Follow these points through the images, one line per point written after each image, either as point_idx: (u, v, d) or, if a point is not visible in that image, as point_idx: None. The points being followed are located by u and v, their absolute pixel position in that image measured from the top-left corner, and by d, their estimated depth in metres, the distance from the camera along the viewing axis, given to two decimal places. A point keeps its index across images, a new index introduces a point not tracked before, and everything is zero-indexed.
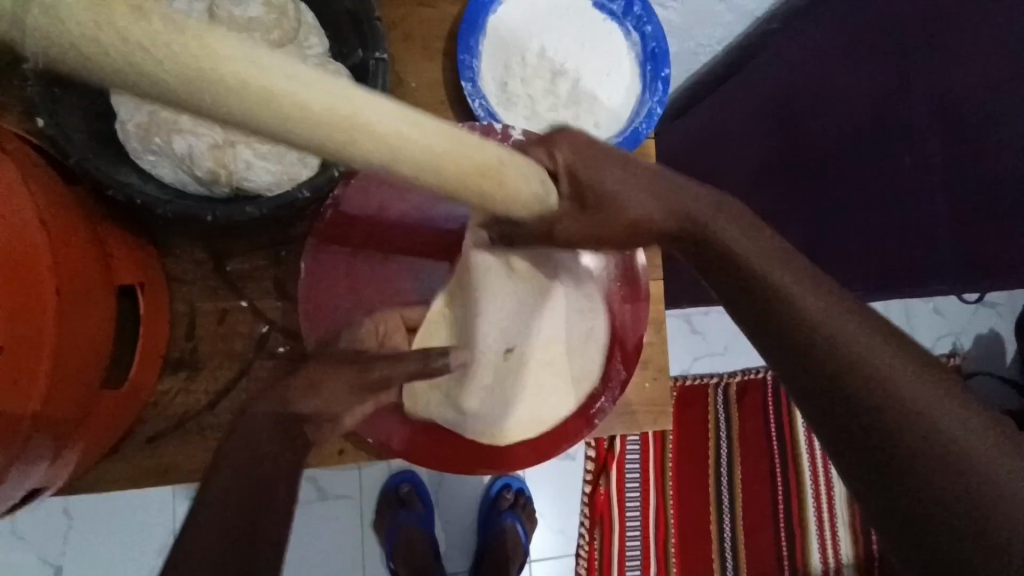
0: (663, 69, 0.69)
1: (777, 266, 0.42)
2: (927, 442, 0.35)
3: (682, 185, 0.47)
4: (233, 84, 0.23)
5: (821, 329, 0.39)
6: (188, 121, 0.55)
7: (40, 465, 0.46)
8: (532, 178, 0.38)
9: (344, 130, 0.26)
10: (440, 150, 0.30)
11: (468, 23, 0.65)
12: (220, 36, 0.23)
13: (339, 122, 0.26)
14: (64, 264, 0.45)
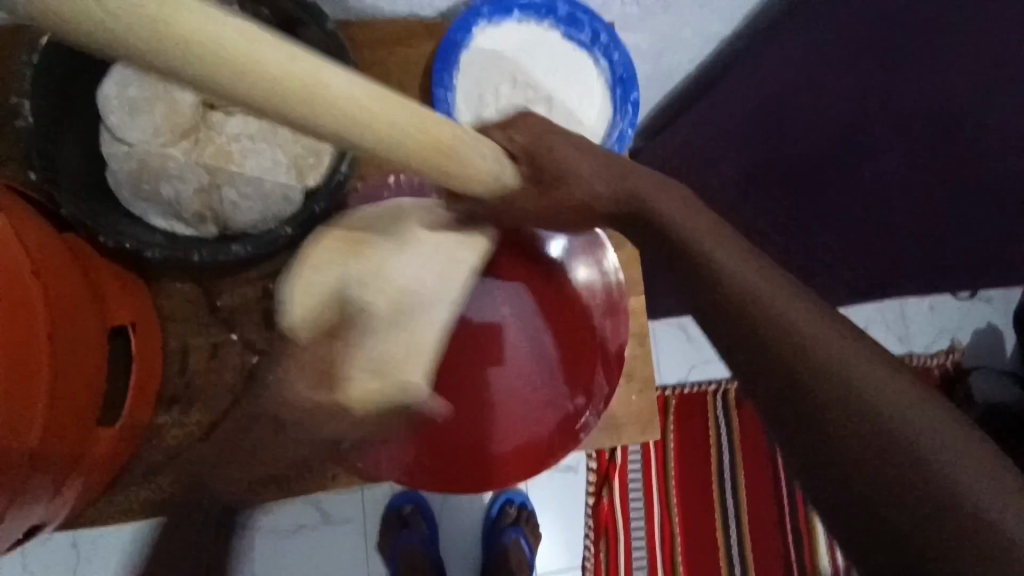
0: (631, 93, 0.72)
1: (730, 260, 0.47)
2: (854, 410, 0.40)
3: (627, 167, 0.52)
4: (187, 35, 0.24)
5: (791, 341, 0.42)
6: (176, 168, 0.58)
7: (40, 501, 0.48)
8: (485, 161, 0.41)
9: (302, 89, 0.27)
10: (400, 125, 0.32)
11: (441, 59, 0.67)
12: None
13: (294, 80, 0.27)
14: (57, 307, 0.47)
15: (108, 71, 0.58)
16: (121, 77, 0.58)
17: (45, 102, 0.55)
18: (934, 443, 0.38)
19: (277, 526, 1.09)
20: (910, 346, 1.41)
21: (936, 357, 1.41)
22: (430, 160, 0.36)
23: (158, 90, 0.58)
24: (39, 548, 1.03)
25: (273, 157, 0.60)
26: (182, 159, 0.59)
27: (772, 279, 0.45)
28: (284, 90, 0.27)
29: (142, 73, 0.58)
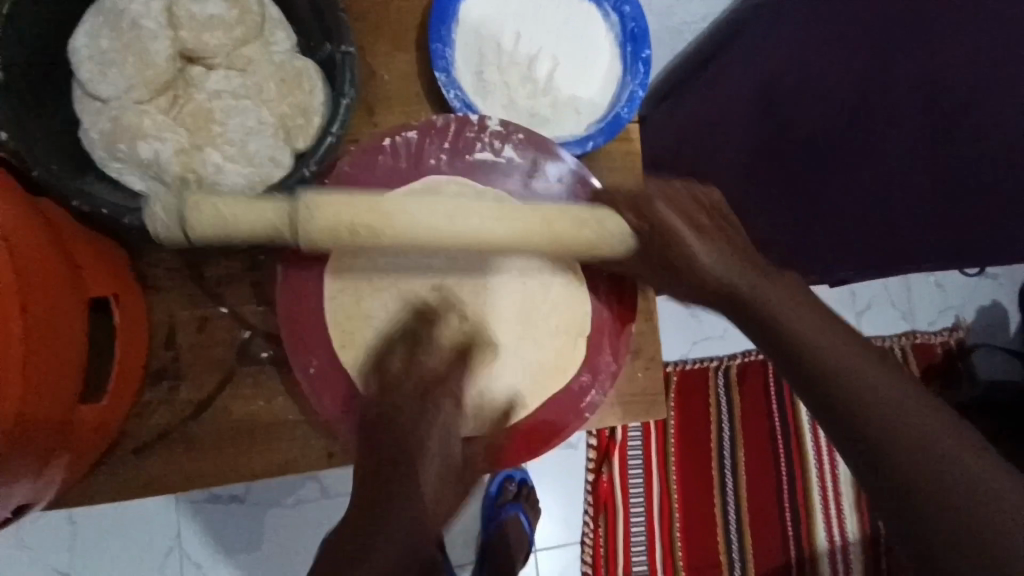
0: (643, 50, 0.67)
1: (817, 327, 0.49)
2: (925, 470, 0.41)
3: (734, 245, 0.55)
4: (416, 230, 0.50)
5: (868, 392, 0.45)
6: (152, 126, 0.53)
7: (23, 482, 0.46)
8: (616, 235, 0.54)
9: (476, 240, 0.51)
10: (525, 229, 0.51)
11: (439, 12, 0.62)
12: (403, 207, 0.50)
13: (470, 237, 0.51)
14: (28, 278, 0.44)
15: (81, 22, 0.54)
16: (93, 30, 0.54)
17: (11, 54, 0.51)
18: (1011, 504, 0.39)
19: (274, 502, 1.08)
20: (915, 324, 1.39)
21: (941, 334, 1.39)
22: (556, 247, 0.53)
23: (130, 41, 0.54)
24: (35, 523, 1.01)
25: (258, 116, 0.56)
26: (160, 116, 0.54)
27: (822, 319, 0.50)
28: (468, 238, 0.51)
29: (115, 23, 0.54)
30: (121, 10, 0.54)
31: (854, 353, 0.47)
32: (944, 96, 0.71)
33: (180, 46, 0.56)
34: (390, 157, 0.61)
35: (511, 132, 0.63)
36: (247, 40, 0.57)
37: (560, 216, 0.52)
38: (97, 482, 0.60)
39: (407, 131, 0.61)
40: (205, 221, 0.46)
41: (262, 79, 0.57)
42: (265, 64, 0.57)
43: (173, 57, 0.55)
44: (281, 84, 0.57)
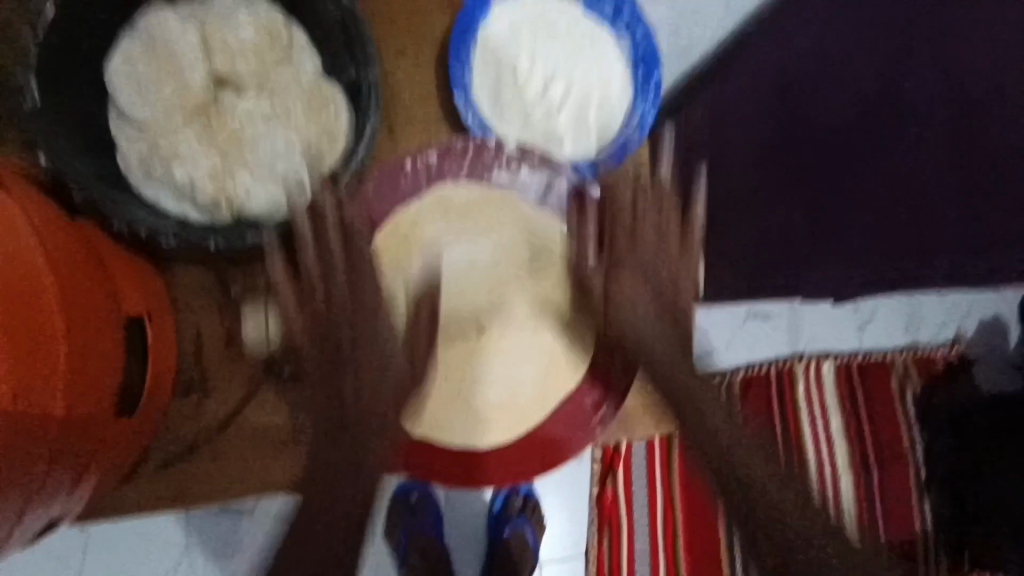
0: (653, 73, 0.69)
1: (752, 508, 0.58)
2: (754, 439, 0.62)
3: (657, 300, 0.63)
4: (429, 366, 0.65)
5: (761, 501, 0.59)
6: (187, 149, 0.57)
7: (60, 494, 0.47)
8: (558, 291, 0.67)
9: (477, 358, 0.66)
10: (528, 324, 0.67)
11: (458, 33, 0.65)
12: (424, 356, 0.65)
13: (468, 358, 0.66)
14: (70, 298, 0.46)
15: (119, 51, 0.57)
16: (131, 56, 0.57)
17: (50, 81, 0.53)
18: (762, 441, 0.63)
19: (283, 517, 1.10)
20: (917, 336, 1.41)
21: (942, 348, 1.40)
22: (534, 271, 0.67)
23: (168, 69, 0.57)
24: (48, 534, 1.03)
25: (286, 139, 0.59)
26: (194, 140, 0.57)
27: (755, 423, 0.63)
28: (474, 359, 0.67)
29: (151, 51, 0.57)
30: (159, 39, 0.57)
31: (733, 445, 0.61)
32: (966, 105, 0.74)
33: (213, 73, 0.59)
34: (412, 178, 0.63)
35: (528, 154, 0.65)
36: (276, 65, 0.60)
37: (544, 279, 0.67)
38: (125, 492, 0.61)
39: (426, 154, 0.62)
40: (256, 329, 0.64)
41: (290, 104, 0.59)
42: (293, 90, 0.60)
43: (207, 84, 0.58)
44: (309, 108, 0.59)
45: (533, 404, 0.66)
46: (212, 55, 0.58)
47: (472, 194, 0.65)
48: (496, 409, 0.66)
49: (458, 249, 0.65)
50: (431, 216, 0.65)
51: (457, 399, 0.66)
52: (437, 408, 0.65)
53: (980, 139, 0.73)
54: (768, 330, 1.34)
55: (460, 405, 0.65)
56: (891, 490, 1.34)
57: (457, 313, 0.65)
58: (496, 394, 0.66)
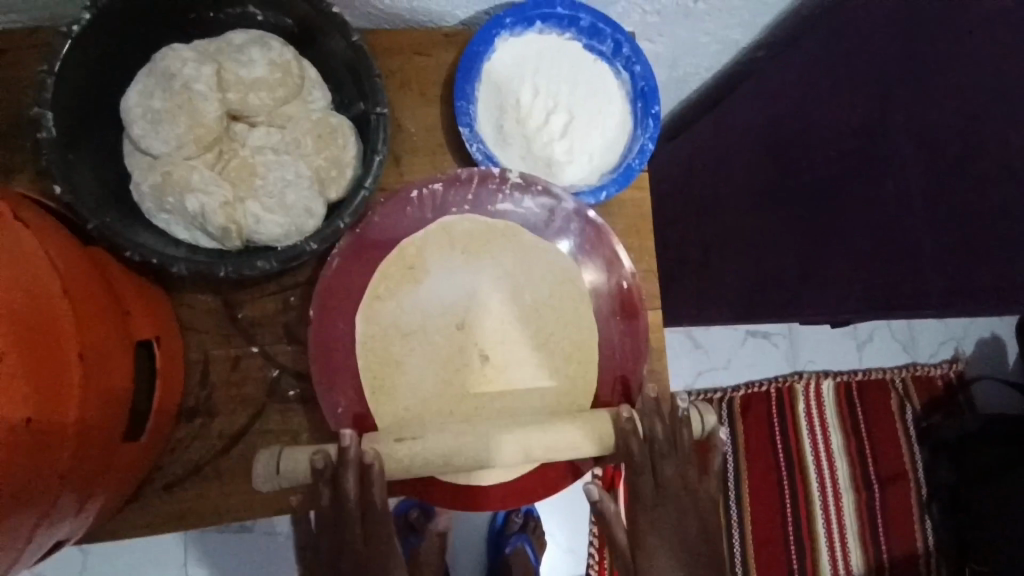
0: (652, 107, 0.71)
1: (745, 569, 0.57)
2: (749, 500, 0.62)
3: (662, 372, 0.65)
4: (431, 393, 0.63)
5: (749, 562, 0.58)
6: (199, 181, 0.57)
7: (67, 518, 0.48)
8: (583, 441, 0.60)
9: (483, 388, 0.64)
10: (535, 350, 0.66)
11: (464, 71, 0.67)
12: (426, 383, 0.64)
13: (474, 387, 0.64)
14: (84, 325, 0.47)
15: (134, 83, 0.59)
16: (145, 88, 0.58)
17: (65, 113, 0.55)
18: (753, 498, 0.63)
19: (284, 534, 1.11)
20: (916, 355, 1.42)
21: (941, 366, 1.41)
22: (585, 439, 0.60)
23: (180, 102, 0.58)
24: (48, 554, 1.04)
25: (296, 170, 0.60)
26: (206, 171, 0.58)
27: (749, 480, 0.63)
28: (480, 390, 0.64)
29: (166, 84, 0.58)
30: (172, 72, 0.58)
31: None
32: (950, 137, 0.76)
33: (225, 106, 0.60)
34: (418, 208, 0.66)
35: (531, 183, 0.66)
36: (288, 98, 0.61)
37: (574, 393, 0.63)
38: (130, 515, 0.62)
39: (433, 183, 0.64)
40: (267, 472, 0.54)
41: (300, 136, 0.61)
42: (302, 121, 0.62)
43: (219, 117, 0.59)
44: (318, 139, 0.61)
45: None
46: (225, 88, 0.59)
47: (477, 226, 0.67)
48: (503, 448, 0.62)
49: (463, 275, 0.66)
50: (436, 242, 0.66)
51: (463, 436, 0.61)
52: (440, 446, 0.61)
53: (967, 193, 0.75)
54: (767, 350, 1.35)
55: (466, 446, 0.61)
56: (893, 510, 1.34)
57: (461, 340, 0.65)
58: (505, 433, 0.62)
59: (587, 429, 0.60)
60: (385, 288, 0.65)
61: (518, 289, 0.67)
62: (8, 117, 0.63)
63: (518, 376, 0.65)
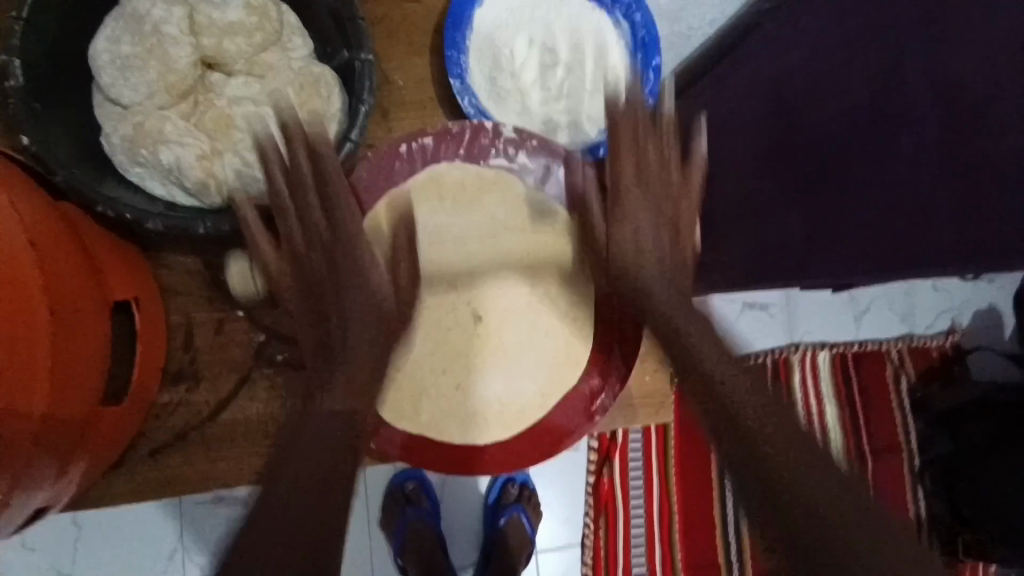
0: (653, 58, 0.67)
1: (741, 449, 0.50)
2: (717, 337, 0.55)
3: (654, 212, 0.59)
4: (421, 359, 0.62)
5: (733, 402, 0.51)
6: (174, 132, 0.54)
7: (45, 484, 0.46)
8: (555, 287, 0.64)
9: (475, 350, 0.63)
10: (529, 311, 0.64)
11: (453, 19, 0.63)
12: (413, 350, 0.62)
13: (464, 348, 0.63)
14: (53, 284, 0.44)
15: (102, 28, 0.55)
16: (114, 34, 0.54)
17: (29, 57, 0.51)
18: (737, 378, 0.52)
19: None
20: (913, 327, 1.40)
21: (937, 338, 1.40)
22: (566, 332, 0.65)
23: (152, 48, 0.54)
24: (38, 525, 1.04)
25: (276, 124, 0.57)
26: (181, 122, 0.55)
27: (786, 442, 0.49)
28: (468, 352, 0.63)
29: (135, 28, 0.54)
30: (142, 15, 0.54)
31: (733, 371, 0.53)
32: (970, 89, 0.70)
33: (201, 53, 0.57)
34: (406, 163, 0.62)
35: (526, 139, 0.63)
36: (266, 46, 0.57)
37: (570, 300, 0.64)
38: (114, 482, 0.60)
39: (422, 137, 0.61)
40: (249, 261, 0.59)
41: (280, 86, 0.58)
42: (282, 71, 0.58)
43: (195, 65, 0.56)
44: (299, 90, 0.58)
45: (533, 397, 0.64)
46: (199, 33, 0.56)
47: (468, 176, 0.64)
48: (488, 407, 0.63)
49: (452, 230, 0.63)
50: (424, 198, 0.63)
51: (452, 396, 0.63)
52: (433, 408, 0.62)
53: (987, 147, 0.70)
54: (765, 321, 1.34)
55: (456, 399, 0.63)
56: (885, 480, 1.35)
57: (453, 301, 0.63)
58: (493, 389, 0.63)
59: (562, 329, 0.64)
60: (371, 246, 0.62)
61: (510, 246, 0.64)
62: None
63: (512, 340, 0.64)
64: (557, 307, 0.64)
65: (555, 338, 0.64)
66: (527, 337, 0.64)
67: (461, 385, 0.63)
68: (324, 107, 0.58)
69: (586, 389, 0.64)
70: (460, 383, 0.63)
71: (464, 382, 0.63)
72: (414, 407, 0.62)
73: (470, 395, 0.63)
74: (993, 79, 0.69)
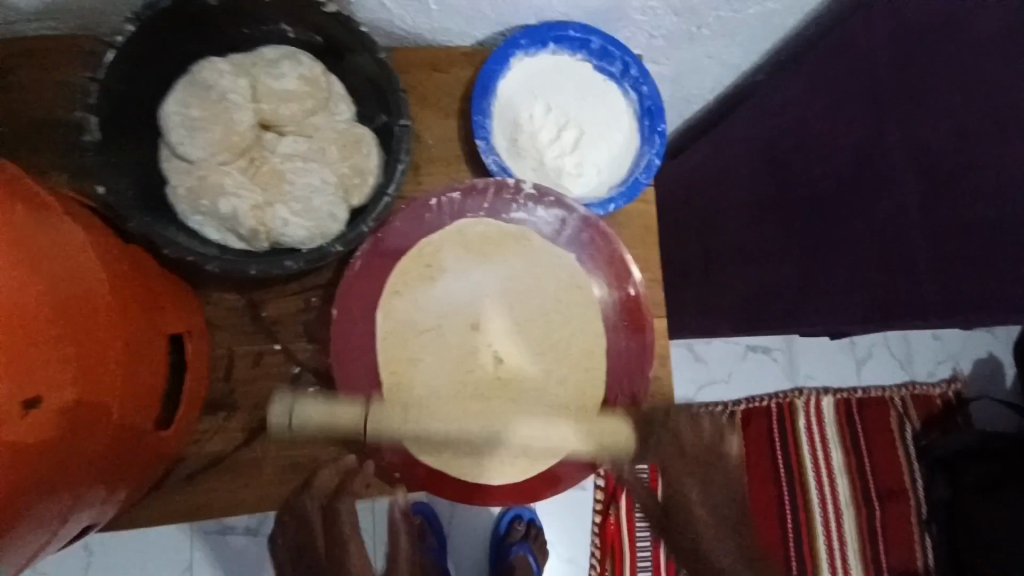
0: (659, 124, 0.75)
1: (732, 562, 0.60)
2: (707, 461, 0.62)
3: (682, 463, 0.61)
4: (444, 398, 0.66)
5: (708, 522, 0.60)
6: (232, 185, 0.61)
7: (95, 502, 0.50)
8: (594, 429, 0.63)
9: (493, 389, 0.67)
10: (542, 350, 0.69)
11: (480, 88, 0.71)
12: (435, 389, 0.66)
13: (482, 386, 0.67)
14: (128, 317, 0.49)
15: (172, 91, 0.62)
16: (183, 98, 0.62)
17: (107, 116, 0.58)
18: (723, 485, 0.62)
19: None
20: (914, 373, 1.43)
21: (938, 385, 1.43)
22: (577, 371, 0.69)
23: (218, 112, 0.62)
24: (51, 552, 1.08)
25: (322, 178, 0.63)
26: (238, 175, 0.62)
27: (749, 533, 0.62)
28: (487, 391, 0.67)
29: (203, 94, 0.62)
30: (210, 83, 0.63)
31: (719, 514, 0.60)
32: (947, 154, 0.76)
33: (259, 115, 0.64)
34: (436, 214, 0.69)
35: (544, 194, 0.69)
36: (315, 110, 0.65)
37: (586, 341, 0.69)
38: (151, 505, 0.64)
39: (451, 191, 0.68)
40: (314, 414, 0.57)
41: (325, 145, 0.65)
42: (327, 131, 0.65)
43: (253, 126, 0.64)
44: (342, 148, 0.65)
45: None
46: (259, 99, 0.64)
47: (492, 230, 0.70)
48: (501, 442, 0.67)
49: (474, 276, 0.69)
50: (452, 246, 0.69)
51: None
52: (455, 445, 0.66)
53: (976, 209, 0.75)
54: (767, 365, 1.37)
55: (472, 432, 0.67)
56: (892, 529, 1.35)
57: (475, 342, 0.67)
58: None
59: (576, 370, 0.69)
60: (401, 287, 0.67)
61: (527, 293, 0.69)
62: (48, 122, 0.67)
63: (527, 380, 0.68)
64: (570, 346, 0.69)
65: (568, 378, 0.69)
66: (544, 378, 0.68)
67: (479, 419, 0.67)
68: (363, 164, 0.65)
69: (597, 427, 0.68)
70: None
71: None
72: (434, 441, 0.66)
73: None
74: (964, 143, 0.76)
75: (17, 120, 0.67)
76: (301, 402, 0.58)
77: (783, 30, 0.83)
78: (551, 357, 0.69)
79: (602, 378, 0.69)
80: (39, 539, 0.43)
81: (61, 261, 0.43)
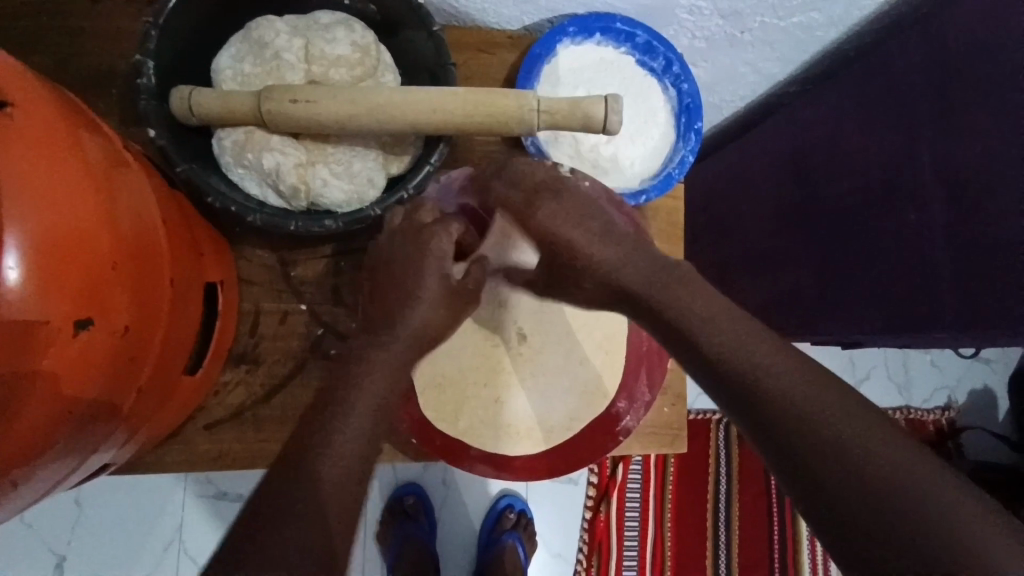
0: (695, 122, 0.77)
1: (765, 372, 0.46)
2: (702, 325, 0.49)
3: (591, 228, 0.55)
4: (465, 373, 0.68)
5: (717, 346, 0.48)
6: (278, 142, 0.61)
7: (120, 439, 0.50)
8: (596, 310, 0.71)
9: (511, 366, 0.69)
10: (564, 332, 0.70)
11: (525, 71, 0.72)
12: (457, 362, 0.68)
13: (501, 362, 0.68)
14: (175, 260, 0.50)
15: (227, 47, 0.63)
16: (238, 53, 0.63)
17: (161, 63, 0.58)
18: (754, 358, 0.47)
19: None
20: (910, 399, 1.45)
21: (932, 412, 1.44)
22: (597, 355, 0.70)
23: (271, 70, 0.63)
24: (41, 504, 1.08)
25: (365, 144, 0.64)
26: (284, 133, 0.62)
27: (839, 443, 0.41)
28: (506, 367, 0.69)
29: (257, 50, 0.63)
30: (265, 41, 0.63)
31: (726, 323, 0.50)
32: None
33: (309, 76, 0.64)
34: None
35: None
36: (363, 78, 0.65)
37: (606, 323, 0.71)
38: (169, 452, 0.65)
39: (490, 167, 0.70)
40: (211, 98, 0.58)
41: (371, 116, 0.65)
42: None
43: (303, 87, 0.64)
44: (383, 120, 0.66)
45: (566, 412, 0.69)
46: (311, 62, 0.63)
47: None
48: (517, 415, 0.69)
49: None
50: None
51: (490, 406, 0.68)
52: (475, 414, 0.68)
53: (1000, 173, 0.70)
54: None
55: (491, 406, 0.68)
56: None
57: (499, 321, 0.69)
58: (526, 403, 0.69)
59: (594, 349, 0.70)
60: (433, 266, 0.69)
61: None
62: (100, 66, 0.68)
63: (547, 361, 0.69)
64: (590, 327, 0.70)
65: (587, 361, 0.70)
66: (563, 359, 0.70)
67: (498, 393, 0.68)
68: (402, 140, 0.66)
69: (611, 410, 0.69)
70: (497, 395, 0.68)
71: (500, 394, 0.68)
72: (454, 411, 0.68)
73: (503, 405, 0.68)
74: None
75: (69, 62, 0.68)
76: (199, 90, 0.58)
77: (821, 44, 0.84)
78: (574, 336, 0.70)
79: (624, 364, 0.71)
80: (71, 466, 0.43)
81: (127, 195, 0.43)
